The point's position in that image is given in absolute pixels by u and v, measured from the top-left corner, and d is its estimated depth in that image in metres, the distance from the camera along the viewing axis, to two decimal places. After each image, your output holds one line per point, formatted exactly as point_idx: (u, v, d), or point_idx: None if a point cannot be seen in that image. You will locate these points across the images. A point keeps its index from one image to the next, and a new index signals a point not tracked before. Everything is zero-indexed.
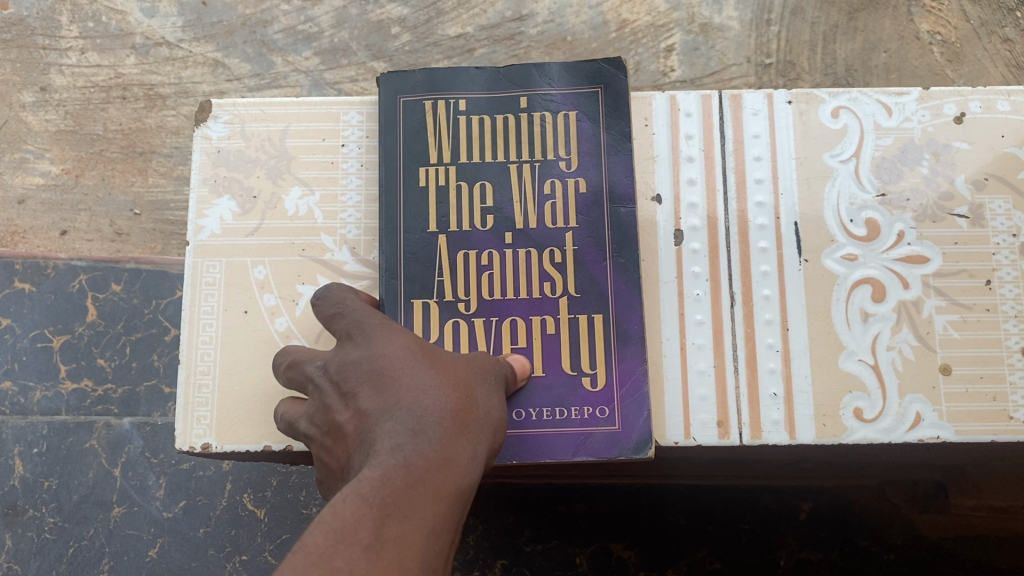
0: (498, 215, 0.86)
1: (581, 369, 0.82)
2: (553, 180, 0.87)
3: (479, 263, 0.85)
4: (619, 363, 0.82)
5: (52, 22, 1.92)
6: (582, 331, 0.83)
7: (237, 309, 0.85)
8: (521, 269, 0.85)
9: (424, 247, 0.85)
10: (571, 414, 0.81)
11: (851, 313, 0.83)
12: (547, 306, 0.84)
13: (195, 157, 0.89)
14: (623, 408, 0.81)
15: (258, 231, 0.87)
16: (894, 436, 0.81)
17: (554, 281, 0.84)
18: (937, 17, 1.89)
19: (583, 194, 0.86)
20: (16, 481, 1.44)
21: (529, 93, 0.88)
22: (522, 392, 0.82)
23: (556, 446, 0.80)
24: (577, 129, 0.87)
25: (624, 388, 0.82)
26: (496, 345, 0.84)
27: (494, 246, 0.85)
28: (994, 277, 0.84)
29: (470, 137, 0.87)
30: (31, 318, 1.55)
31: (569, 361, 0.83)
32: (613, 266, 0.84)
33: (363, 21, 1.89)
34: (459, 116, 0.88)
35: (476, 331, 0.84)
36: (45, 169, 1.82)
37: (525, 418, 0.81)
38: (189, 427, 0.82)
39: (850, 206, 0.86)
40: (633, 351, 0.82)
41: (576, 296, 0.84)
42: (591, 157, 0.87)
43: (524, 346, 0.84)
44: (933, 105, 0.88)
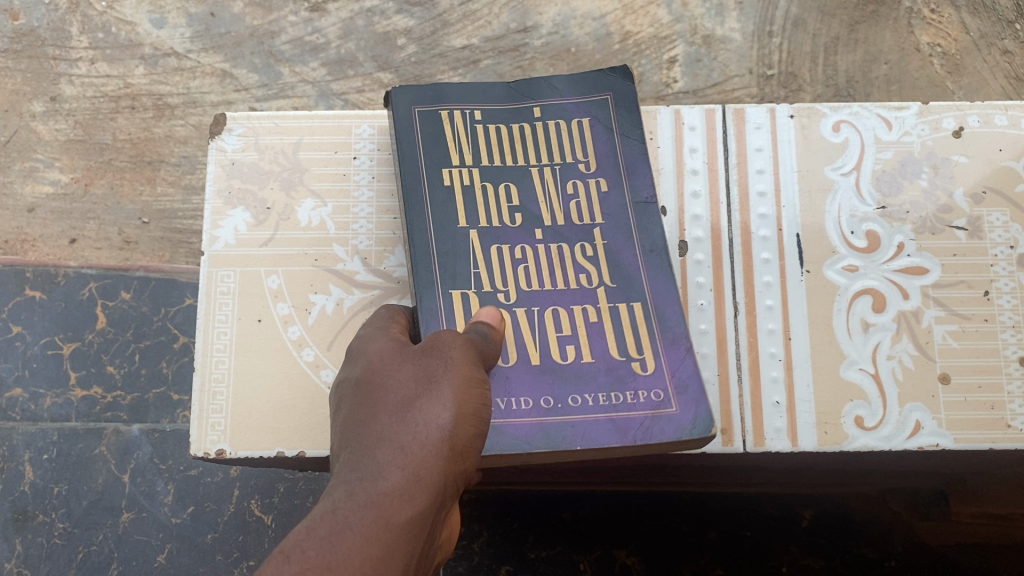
0: (526, 212, 0.86)
1: (629, 354, 0.80)
2: (574, 181, 0.88)
3: (513, 256, 0.84)
4: (667, 347, 0.80)
5: (63, 33, 1.95)
6: (626, 316, 0.82)
7: (251, 318, 0.87)
8: (555, 263, 0.84)
9: (456, 242, 0.84)
10: (629, 398, 0.78)
11: (852, 323, 0.85)
12: (587, 296, 0.83)
13: (209, 169, 0.91)
14: (678, 391, 0.78)
15: (271, 241, 0.89)
16: (895, 443, 0.82)
17: (590, 272, 0.84)
18: (937, 29, 1.91)
19: (606, 190, 0.87)
20: (27, 486, 1.46)
21: (540, 103, 0.90)
22: (574, 379, 0.79)
23: (619, 429, 0.76)
24: (592, 133, 0.89)
25: (676, 371, 0.79)
26: (540, 333, 0.81)
27: (526, 242, 0.85)
28: (992, 288, 0.85)
29: (491, 143, 0.89)
30: (41, 325, 1.57)
31: (616, 347, 0.81)
32: (643, 256, 0.85)
33: (370, 32, 1.91)
34: (476, 125, 0.89)
35: (519, 321, 0.81)
36: (54, 178, 1.84)
37: (580, 403, 0.77)
38: (204, 433, 0.84)
39: (851, 218, 0.88)
40: (678, 334, 0.81)
41: (613, 285, 0.83)
42: (609, 158, 0.88)
43: (570, 335, 0.81)
44: (932, 120, 0.90)
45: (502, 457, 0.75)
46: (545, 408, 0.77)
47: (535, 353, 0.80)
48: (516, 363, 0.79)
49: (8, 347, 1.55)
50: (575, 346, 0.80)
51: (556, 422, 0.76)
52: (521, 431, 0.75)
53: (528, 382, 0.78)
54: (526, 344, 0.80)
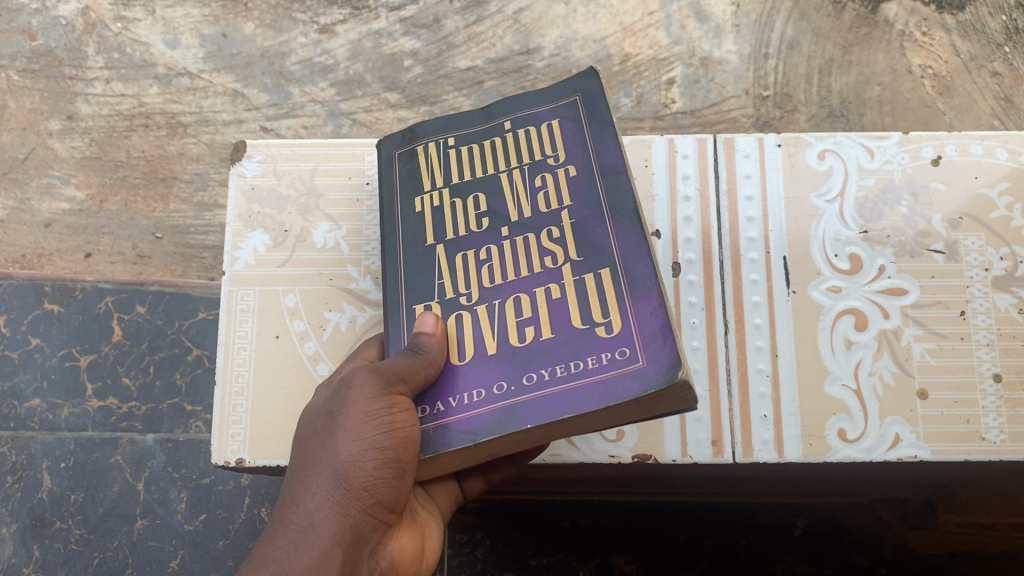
0: (493, 215, 0.84)
1: (592, 322, 0.76)
2: (544, 174, 0.85)
3: (478, 259, 0.83)
4: (632, 306, 0.75)
5: (80, 53, 2.01)
6: (590, 287, 0.78)
7: (269, 334, 0.92)
8: (520, 253, 0.82)
9: (426, 262, 0.85)
10: (588, 364, 0.73)
11: (835, 341, 0.90)
12: (550, 276, 0.80)
13: (231, 194, 0.97)
14: (644, 345, 0.72)
15: (289, 262, 0.94)
16: (875, 455, 0.87)
17: (555, 253, 0.81)
18: (928, 51, 1.96)
19: (574, 177, 0.84)
20: (44, 494, 1.51)
21: (509, 117, 0.89)
22: (534, 358, 0.76)
23: (576, 400, 0.71)
24: (560, 132, 0.87)
25: (642, 327, 0.73)
26: (500, 323, 0.79)
27: (492, 241, 0.83)
28: (967, 308, 0.90)
29: (461, 160, 0.89)
30: (59, 337, 1.62)
31: (579, 317, 0.76)
32: (612, 222, 0.80)
33: (377, 54, 1.97)
34: (451, 150, 0.90)
35: (480, 319, 0.80)
36: (70, 194, 1.89)
37: (538, 380, 0.74)
38: (224, 443, 0.89)
39: (835, 242, 0.93)
40: (645, 291, 0.75)
41: (578, 260, 0.79)
42: (578, 149, 0.85)
43: (531, 317, 0.78)
44: (912, 149, 0.96)
45: (460, 453, 0.75)
46: (500, 394, 0.75)
47: (491, 343, 0.78)
48: (472, 358, 0.78)
49: (27, 359, 1.61)
50: (534, 327, 0.77)
51: (510, 405, 0.73)
52: (476, 426, 0.74)
53: (484, 373, 0.77)
54: (484, 336, 0.79)
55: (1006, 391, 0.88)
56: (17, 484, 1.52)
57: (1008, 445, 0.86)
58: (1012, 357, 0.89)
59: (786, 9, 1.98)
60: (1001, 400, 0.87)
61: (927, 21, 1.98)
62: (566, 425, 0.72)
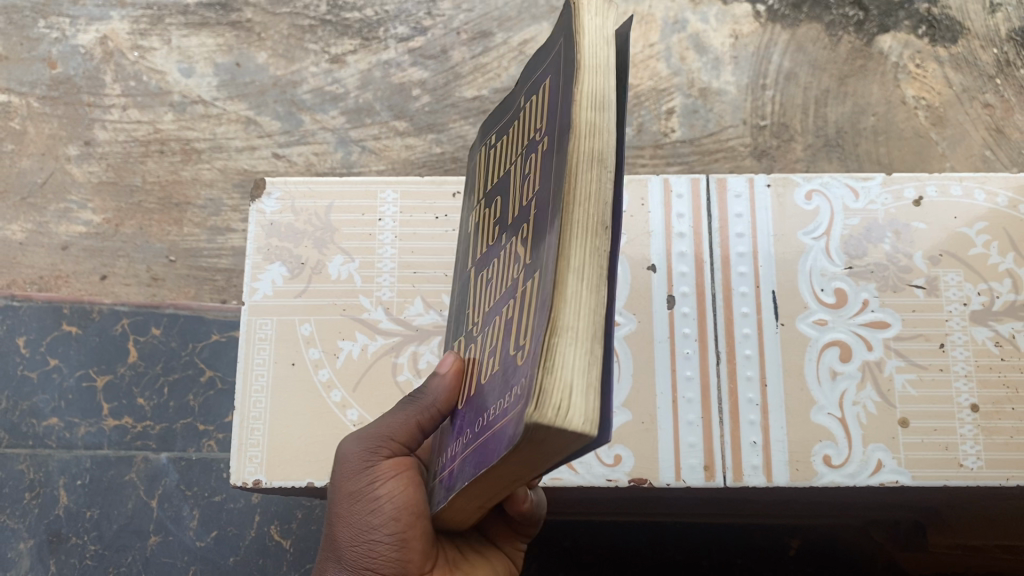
0: (499, 218, 0.75)
1: (517, 346, 0.59)
2: (531, 144, 0.69)
3: (484, 274, 0.75)
4: (539, 315, 0.55)
5: (97, 81, 2.04)
6: (527, 305, 0.59)
7: (286, 361, 0.97)
8: (502, 262, 0.71)
9: (472, 283, 0.78)
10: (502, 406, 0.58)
11: (821, 371, 0.96)
12: (510, 287, 0.66)
13: (251, 229, 1.02)
14: (529, 375, 0.53)
15: (304, 293, 1.00)
16: (859, 479, 0.92)
17: (517, 256, 0.66)
18: (921, 83, 2.00)
19: (543, 142, 0.65)
20: (61, 510, 1.56)
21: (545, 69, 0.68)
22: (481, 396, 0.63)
23: (484, 453, 0.58)
24: (546, 83, 0.67)
25: (536, 346, 0.54)
26: (479, 353, 0.70)
27: (494, 250, 0.74)
28: (946, 340, 0.96)
29: (507, 148, 0.75)
30: (77, 358, 1.67)
31: (513, 341, 0.61)
32: (549, 200, 0.60)
33: (386, 83, 2.03)
34: (498, 140, 0.78)
35: (473, 348, 0.73)
36: (87, 218, 1.94)
37: (478, 428, 0.63)
38: (242, 465, 0.94)
39: (821, 277, 0.98)
40: (546, 292, 0.54)
41: (527, 262, 0.63)
42: (550, 100, 0.65)
43: (494, 345, 0.67)
44: (895, 190, 1.02)
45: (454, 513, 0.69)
46: (464, 445, 0.66)
47: (470, 384, 0.70)
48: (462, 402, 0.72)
49: (46, 379, 1.66)
50: (491, 359, 0.66)
51: (463, 459, 0.65)
52: (451, 479, 0.67)
53: (463, 422, 0.69)
54: (471, 372, 0.71)
55: (982, 420, 0.93)
56: (35, 500, 1.57)
57: (985, 471, 0.92)
58: (988, 387, 0.94)
59: (784, 41, 2.02)
60: (978, 428, 0.93)
61: (921, 53, 2.01)
62: (495, 480, 0.59)
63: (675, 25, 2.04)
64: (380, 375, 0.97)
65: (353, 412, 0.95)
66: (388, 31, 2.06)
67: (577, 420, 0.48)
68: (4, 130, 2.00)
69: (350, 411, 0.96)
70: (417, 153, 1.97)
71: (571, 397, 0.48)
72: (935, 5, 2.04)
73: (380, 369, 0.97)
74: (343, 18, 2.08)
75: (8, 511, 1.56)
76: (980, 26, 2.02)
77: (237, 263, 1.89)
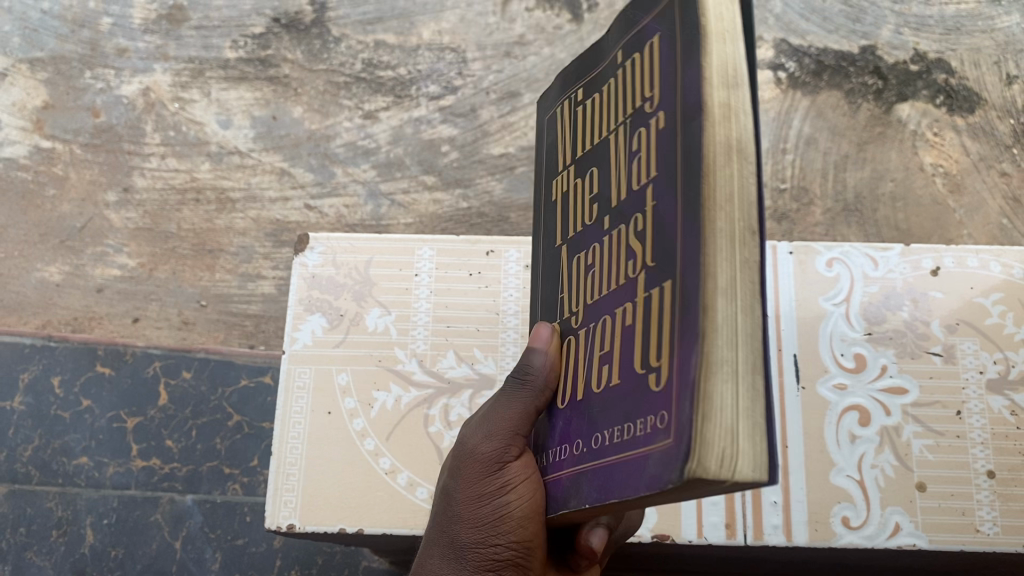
0: (602, 202, 0.68)
1: (649, 365, 0.55)
2: (641, 130, 0.62)
3: (587, 263, 0.69)
4: (679, 350, 0.51)
5: (138, 130, 2.09)
6: (653, 311, 0.56)
7: (322, 410, 1.04)
8: (612, 257, 0.64)
9: (555, 261, 0.75)
10: (635, 433, 0.55)
11: (840, 435, 1.00)
12: (626, 292, 0.61)
13: (293, 281, 1.10)
14: (676, 408, 0.50)
15: (342, 342, 1.07)
16: (877, 541, 0.96)
17: (635, 257, 0.60)
18: (940, 150, 2.04)
19: (661, 132, 0.58)
20: (86, 548, 1.60)
21: (620, 40, 0.65)
22: (603, 413, 0.61)
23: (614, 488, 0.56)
24: (658, 55, 0.59)
25: (677, 383, 0.51)
26: (588, 359, 0.67)
27: (598, 238, 0.68)
28: (963, 408, 1.01)
29: (587, 121, 0.71)
30: (109, 400, 1.71)
31: (640, 359, 0.57)
32: (679, 211, 0.54)
33: (417, 139, 2.08)
34: (579, 106, 0.73)
35: (580, 347, 0.68)
36: (122, 262, 1.96)
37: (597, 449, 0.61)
38: (278, 509, 1.00)
39: (841, 342, 1.04)
40: (688, 322, 0.51)
41: (652, 267, 0.57)
42: (666, 79, 0.58)
43: (608, 352, 0.63)
44: (913, 259, 1.07)
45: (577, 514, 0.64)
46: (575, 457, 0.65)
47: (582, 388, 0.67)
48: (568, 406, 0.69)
49: (78, 419, 1.69)
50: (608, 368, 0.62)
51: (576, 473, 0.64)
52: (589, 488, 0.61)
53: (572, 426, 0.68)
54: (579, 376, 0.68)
55: (999, 486, 0.97)
56: (63, 537, 1.61)
57: (1001, 537, 0.96)
58: (1004, 455, 0.99)
59: (804, 107, 2.07)
60: (994, 494, 0.97)
61: (939, 122, 2.05)
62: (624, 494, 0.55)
63: None
64: (413, 424, 1.03)
65: (386, 460, 1.01)
66: (420, 89, 2.11)
67: (748, 469, 0.47)
68: (47, 175, 2.03)
69: (382, 459, 1.02)
70: (445, 207, 2.01)
71: (736, 441, 0.48)
72: (952, 76, 2.09)
73: (413, 419, 1.03)
74: (377, 76, 2.13)
75: (35, 548, 1.60)
76: (997, 96, 2.07)
77: (266, 310, 1.91)
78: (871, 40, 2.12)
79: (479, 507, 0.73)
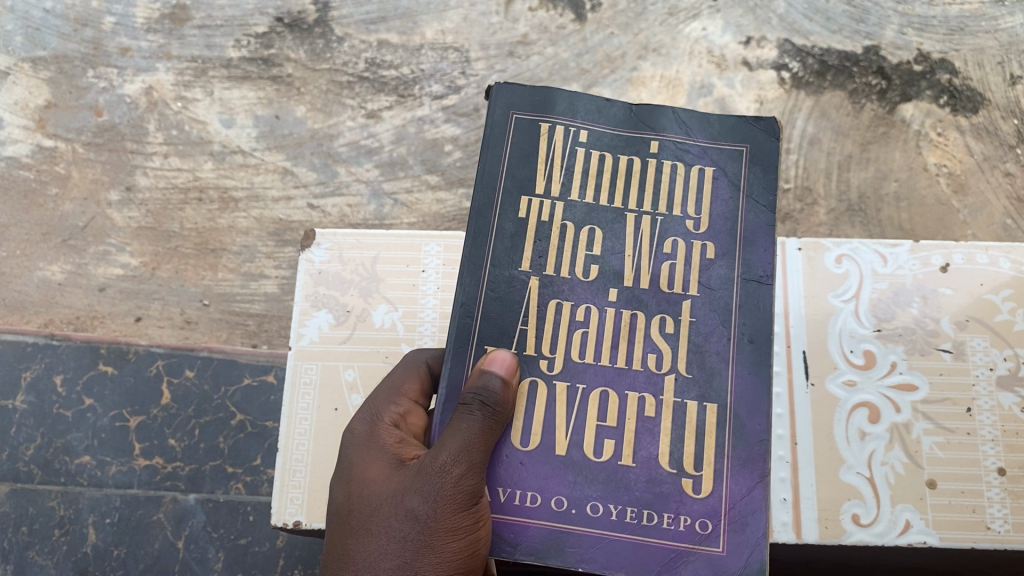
0: (604, 265, 0.79)
1: (687, 470, 0.75)
2: (675, 238, 0.80)
3: (574, 317, 0.78)
4: (731, 475, 0.75)
5: (141, 129, 2.08)
6: (691, 421, 0.76)
7: (329, 406, 1.04)
8: (622, 331, 0.78)
9: (512, 288, 0.78)
10: (665, 522, 0.73)
11: (850, 431, 1.00)
12: (652, 384, 0.77)
13: (300, 277, 1.10)
14: (728, 529, 0.74)
15: (349, 338, 1.07)
16: (887, 539, 0.96)
17: (661, 353, 0.77)
18: (944, 151, 2.03)
19: (710, 259, 0.80)
20: (88, 548, 1.59)
21: (660, 137, 0.83)
22: (607, 485, 0.74)
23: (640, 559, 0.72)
24: (713, 187, 0.82)
25: (733, 506, 0.74)
26: (579, 418, 0.76)
27: (593, 300, 0.78)
28: (973, 405, 1.01)
29: (588, 176, 0.81)
30: (111, 399, 1.70)
31: (670, 461, 0.75)
32: (741, 343, 0.77)
33: (420, 138, 2.07)
34: (579, 149, 0.82)
35: (558, 396, 0.76)
36: (124, 261, 1.95)
37: (598, 516, 0.73)
38: (284, 506, 1.00)
39: (851, 339, 1.04)
40: (753, 464, 0.75)
41: (686, 375, 0.77)
42: (724, 224, 0.81)
43: (612, 427, 0.76)
44: (922, 256, 1.07)
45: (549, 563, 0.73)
46: (555, 513, 0.73)
47: (563, 444, 0.75)
48: (539, 450, 0.75)
49: (80, 418, 1.69)
50: (615, 443, 0.75)
51: (558, 531, 0.73)
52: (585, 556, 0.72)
53: (548, 478, 0.74)
54: (556, 429, 0.76)
55: (1009, 484, 0.97)
56: (64, 537, 1.60)
57: (1011, 534, 0.96)
58: (1014, 452, 0.99)
59: (808, 107, 2.07)
60: (1005, 492, 0.97)
61: (942, 122, 2.05)
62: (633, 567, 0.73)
63: (701, 90, 2.10)
64: None
65: None
66: (423, 89, 2.10)
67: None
68: (49, 174, 2.03)
69: None
70: (448, 207, 2.01)
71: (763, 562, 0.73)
72: (956, 76, 2.08)
73: None
74: (380, 76, 2.12)
75: (36, 548, 1.59)
76: (1001, 96, 2.07)
77: (269, 309, 1.90)
78: (875, 40, 2.12)
79: (446, 540, 0.74)
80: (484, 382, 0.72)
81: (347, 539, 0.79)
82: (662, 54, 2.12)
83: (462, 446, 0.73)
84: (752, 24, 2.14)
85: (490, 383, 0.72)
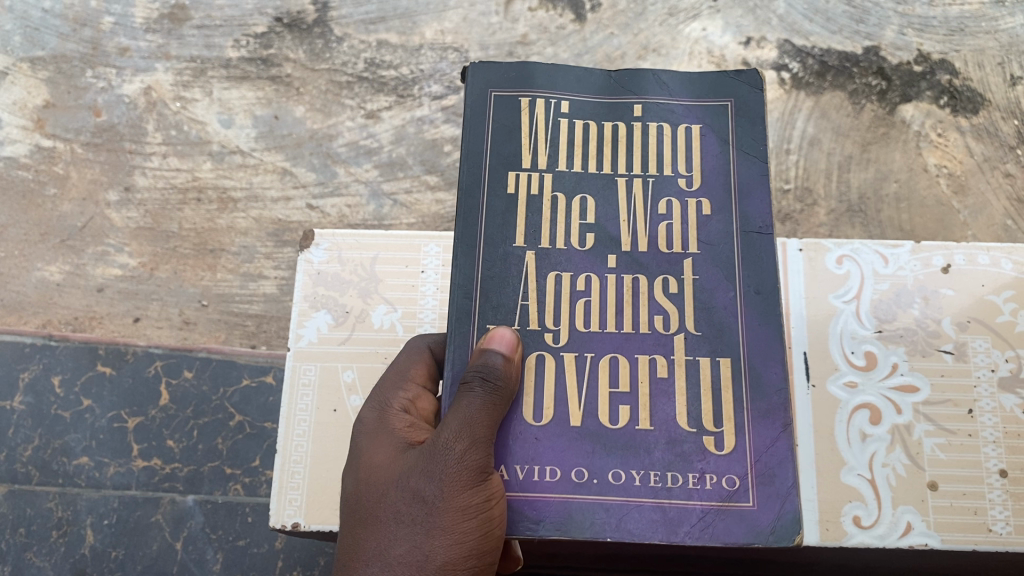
0: (600, 233, 0.79)
1: (707, 427, 0.74)
2: (670, 199, 0.80)
3: (575, 288, 0.78)
4: (753, 426, 0.74)
5: (140, 129, 2.08)
6: (704, 379, 0.75)
7: (328, 408, 1.03)
8: (626, 297, 0.77)
9: (507, 264, 0.78)
10: (689, 483, 0.72)
11: (852, 433, 1.00)
12: (660, 345, 0.76)
13: (299, 278, 1.10)
14: (757, 485, 0.73)
15: (348, 339, 1.06)
16: (888, 541, 0.95)
17: (667, 314, 0.77)
18: (944, 151, 2.03)
19: (706, 215, 0.80)
20: (86, 549, 1.59)
21: (644, 100, 0.83)
22: (626, 451, 0.73)
23: (669, 521, 0.71)
24: (702, 142, 0.82)
25: (759, 461, 0.73)
26: (591, 387, 0.75)
27: (594, 269, 0.78)
28: (974, 406, 1.00)
29: (578, 145, 0.81)
30: (110, 399, 1.70)
31: (688, 419, 0.74)
32: (747, 297, 0.77)
33: (419, 139, 2.07)
34: (563, 119, 0.82)
35: (565, 368, 0.76)
36: (123, 261, 1.95)
37: (622, 482, 0.72)
38: (282, 507, 0.99)
39: (851, 340, 1.03)
40: (776, 414, 0.75)
41: (696, 333, 0.76)
42: (717, 178, 0.81)
43: (626, 393, 0.75)
44: (924, 257, 1.07)
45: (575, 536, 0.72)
46: (576, 483, 0.72)
47: (578, 415, 0.74)
48: (553, 422, 0.74)
49: (78, 419, 1.68)
50: (631, 408, 0.75)
51: (580, 500, 0.72)
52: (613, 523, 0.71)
53: (565, 448, 0.74)
54: (569, 401, 0.75)
55: (1011, 486, 0.97)
56: (62, 538, 1.59)
57: (1012, 536, 0.95)
58: (1016, 454, 0.99)
59: (808, 107, 2.07)
60: (1006, 494, 0.97)
61: (942, 123, 2.05)
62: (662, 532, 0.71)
63: None
64: None
65: None
66: (423, 89, 2.10)
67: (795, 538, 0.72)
68: (47, 175, 2.02)
69: None
70: (448, 207, 2.00)
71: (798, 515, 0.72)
72: (956, 77, 2.08)
73: None
74: (379, 76, 2.12)
75: (34, 549, 1.59)
76: (1001, 98, 2.06)
77: (268, 309, 1.90)
78: (875, 41, 2.11)
79: (459, 520, 0.73)
80: (486, 360, 0.71)
81: (357, 530, 0.78)
82: (662, 55, 2.11)
83: (465, 422, 0.73)
84: (752, 25, 2.14)
85: (491, 360, 0.72)
